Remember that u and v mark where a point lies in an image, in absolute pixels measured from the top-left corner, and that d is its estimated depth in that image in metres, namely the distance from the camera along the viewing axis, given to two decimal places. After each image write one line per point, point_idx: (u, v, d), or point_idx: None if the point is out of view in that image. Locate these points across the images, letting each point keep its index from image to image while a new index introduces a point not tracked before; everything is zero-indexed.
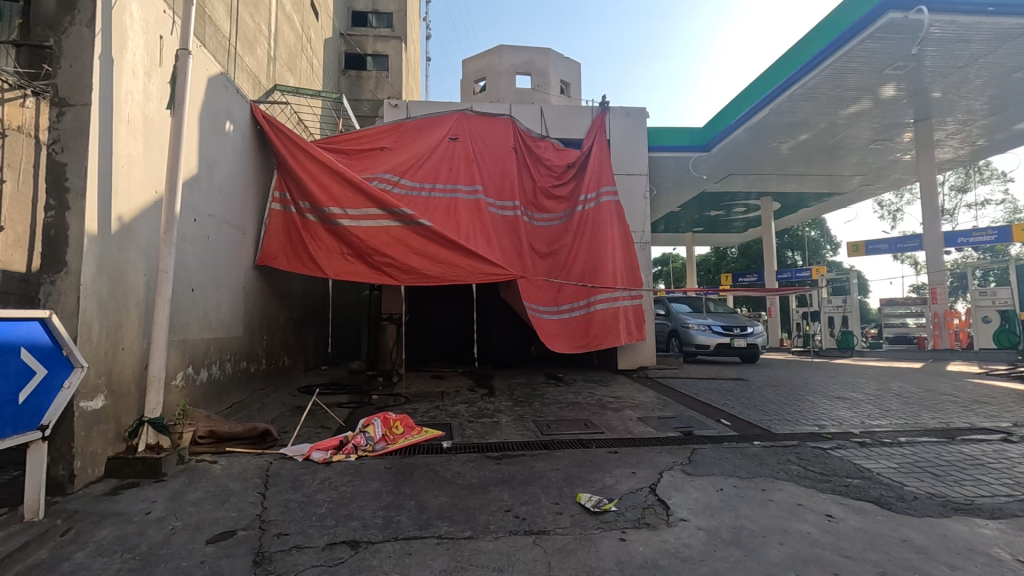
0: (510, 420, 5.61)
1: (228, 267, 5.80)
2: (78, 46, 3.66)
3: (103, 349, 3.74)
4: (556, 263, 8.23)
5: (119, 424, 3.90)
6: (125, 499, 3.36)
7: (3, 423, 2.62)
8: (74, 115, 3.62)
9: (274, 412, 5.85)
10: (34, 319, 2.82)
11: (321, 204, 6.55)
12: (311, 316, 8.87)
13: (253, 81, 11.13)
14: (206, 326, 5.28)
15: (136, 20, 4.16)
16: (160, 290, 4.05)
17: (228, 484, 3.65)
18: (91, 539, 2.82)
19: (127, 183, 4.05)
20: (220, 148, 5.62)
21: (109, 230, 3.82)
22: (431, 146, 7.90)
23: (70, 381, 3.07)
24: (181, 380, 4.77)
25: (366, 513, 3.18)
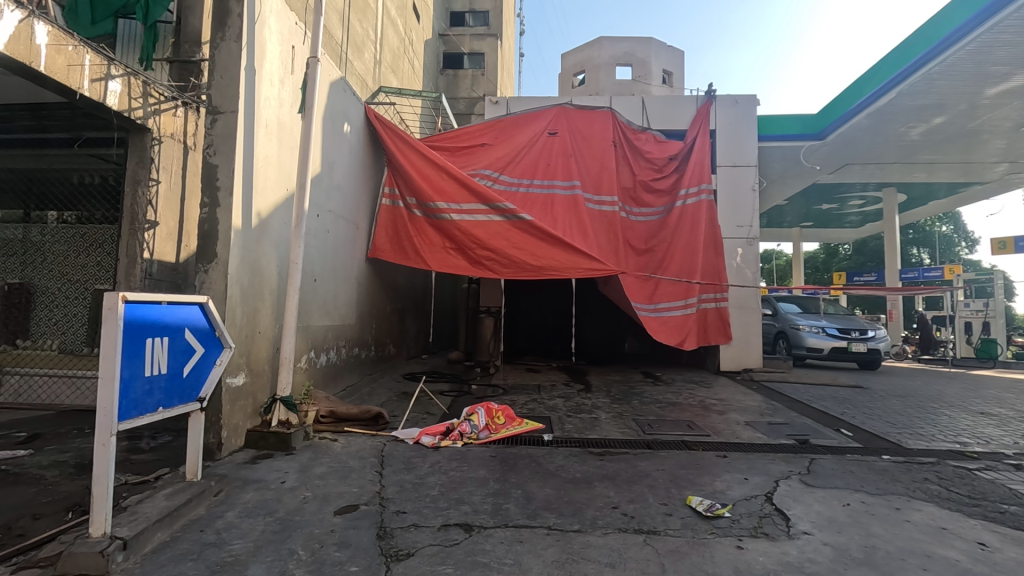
0: (609, 417, 5.56)
1: (344, 260, 6.22)
2: (228, 60, 4.08)
3: (244, 332, 4.15)
4: (654, 259, 8.01)
5: (255, 400, 4.32)
6: (262, 468, 3.73)
7: (172, 394, 2.99)
8: (224, 122, 4.04)
9: (384, 396, 6.21)
10: (195, 302, 3.21)
11: (427, 199, 6.80)
12: (414, 308, 9.27)
13: (361, 84, 11.82)
14: (325, 314, 5.71)
15: (273, 34, 4.56)
16: (291, 280, 4.42)
17: (348, 461, 3.94)
18: (237, 502, 3.16)
19: (264, 182, 4.45)
20: (339, 148, 6.03)
21: (250, 225, 4.23)
22: (529, 141, 7.99)
23: (221, 359, 3.46)
24: (304, 362, 5.18)
25: (476, 498, 3.29)
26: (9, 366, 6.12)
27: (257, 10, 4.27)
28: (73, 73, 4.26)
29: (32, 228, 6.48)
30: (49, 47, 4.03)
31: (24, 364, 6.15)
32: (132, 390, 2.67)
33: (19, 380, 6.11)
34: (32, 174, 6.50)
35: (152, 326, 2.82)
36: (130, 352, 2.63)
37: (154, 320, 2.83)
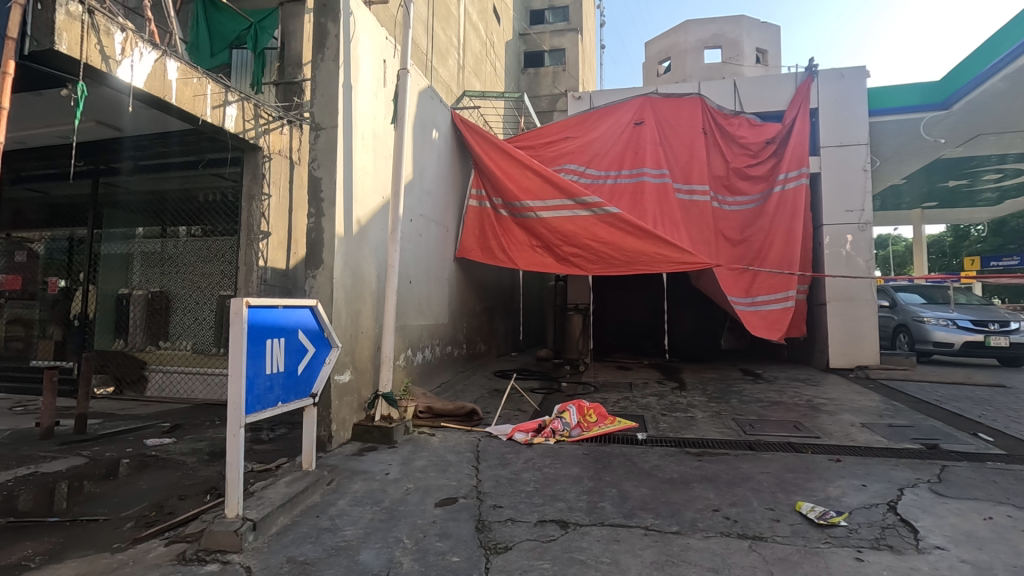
0: (706, 416, 5.35)
1: (436, 262, 6.46)
2: (328, 79, 4.39)
3: (348, 332, 4.44)
4: (750, 249, 7.59)
5: (359, 396, 4.62)
6: (367, 460, 3.97)
7: (289, 389, 3.27)
8: (326, 137, 4.35)
9: (476, 392, 6.39)
10: (305, 305, 3.48)
11: (513, 198, 6.88)
12: (502, 307, 9.45)
13: (446, 90, 12.18)
14: (420, 314, 5.97)
15: (367, 50, 4.83)
16: (389, 283, 4.67)
17: (446, 455, 4.09)
18: (348, 491, 3.40)
19: (363, 191, 4.73)
20: (429, 154, 6.27)
21: (351, 232, 4.51)
22: (615, 133, 7.87)
23: (330, 358, 3.73)
24: (402, 360, 5.45)
25: (571, 496, 3.30)
26: (154, 364, 7.08)
27: (351, 29, 4.55)
28: (198, 102, 4.96)
29: (168, 242, 7.35)
30: (178, 81, 4.78)
31: (165, 362, 7.07)
32: (257, 386, 2.95)
33: (162, 377, 7.03)
34: (167, 194, 7.34)
35: (271, 328, 3.10)
36: (254, 352, 2.91)
37: (273, 323, 3.11)
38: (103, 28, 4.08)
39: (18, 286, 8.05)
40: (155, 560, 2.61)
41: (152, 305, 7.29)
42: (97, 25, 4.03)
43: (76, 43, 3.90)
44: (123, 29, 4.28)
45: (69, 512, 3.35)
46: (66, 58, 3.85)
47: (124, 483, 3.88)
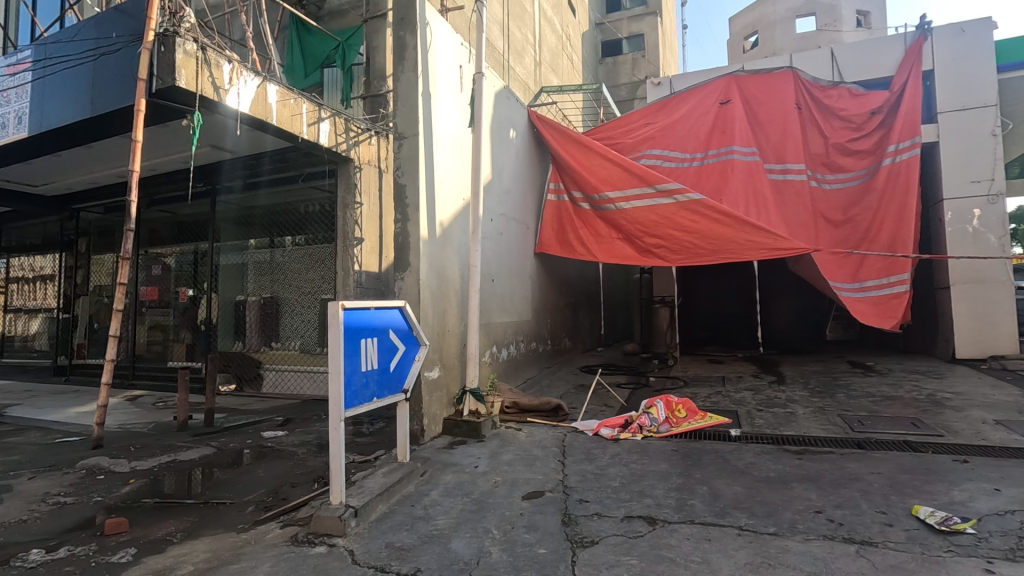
0: (808, 412, 5.01)
1: (517, 259, 6.56)
2: (409, 90, 4.60)
3: (435, 331, 4.63)
4: (856, 231, 6.96)
5: (448, 391, 4.80)
6: (458, 453, 4.13)
7: (383, 386, 3.48)
8: (409, 145, 4.57)
9: (562, 388, 6.42)
10: (395, 306, 3.68)
11: (592, 191, 6.80)
12: (586, 301, 9.40)
13: (524, 88, 12.27)
14: (504, 312, 6.09)
15: (443, 58, 4.99)
16: (472, 282, 4.81)
17: (532, 450, 4.17)
18: (439, 482, 3.56)
19: (444, 194, 4.90)
20: (507, 153, 6.35)
21: (434, 234, 4.70)
22: (699, 117, 7.55)
23: (419, 355, 3.92)
24: (488, 357, 5.60)
25: (659, 492, 3.24)
26: (268, 364, 7.84)
27: (428, 39, 4.72)
28: (296, 121, 5.43)
29: (276, 251, 8.03)
30: (278, 103, 5.27)
31: (277, 362, 7.80)
32: (354, 383, 3.16)
33: (275, 375, 7.77)
34: (273, 207, 8.02)
35: (365, 329, 3.31)
36: (351, 351, 3.13)
37: (366, 324, 3.33)
38: (213, 62, 4.69)
39: (155, 295, 9.15)
40: (273, 540, 2.90)
41: (265, 310, 8.03)
42: (207, 59, 4.65)
43: (192, 78, 4.54)
44: (230, 61, 4.84)
45: (202, 495, 3.79)
46: (184, 91, 4.51)
47: (246, 471, 4.32)
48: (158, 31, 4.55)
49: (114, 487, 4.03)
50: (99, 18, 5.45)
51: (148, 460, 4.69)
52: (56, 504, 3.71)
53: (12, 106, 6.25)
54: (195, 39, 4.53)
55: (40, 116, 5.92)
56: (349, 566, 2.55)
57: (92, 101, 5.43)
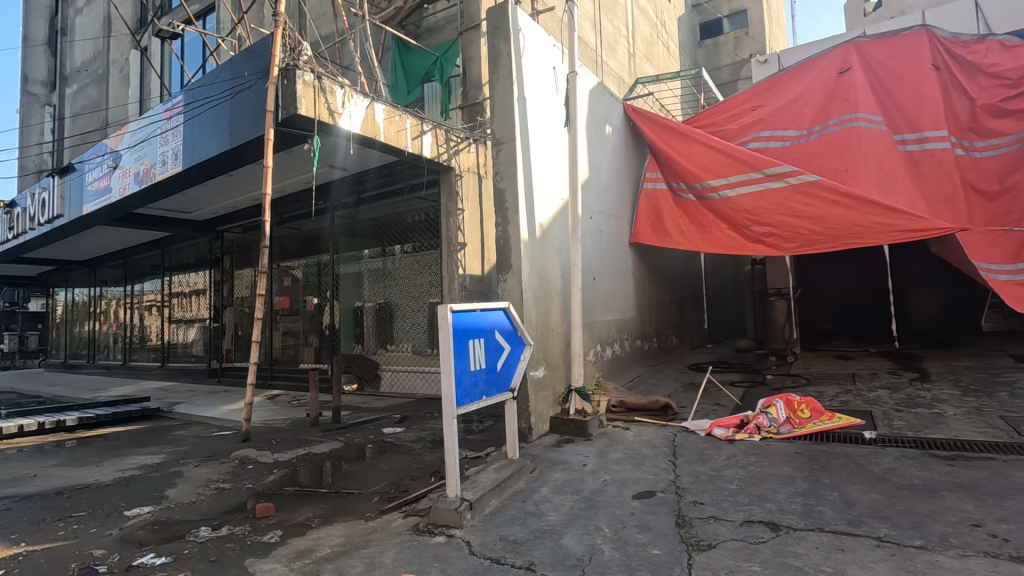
0: (959, 413, 4.44)
1: (618, 256, 6.46)
2: (504, 96, 4.72)
3: (539, 330, 4.70)
4: (1017, 203, 5.91)
5: (555, 390, 4.85)
6: (566, 451, 4.17)
7: (491, 385, 3.60)
8: (506, 150, 4.68)
9: (671, 386, 6.23)
10: (500, 308, 3.80)
11: (695, 180, 6.51)
12: (693, 297, 9.03)
13: (619, 82, 11.99)
14: (607, 310, 6.03)
15: (536, 61, 5.05)
16: (574, 281, 4.83)
17: (641, 449, 4.09)
18: (549, 479, 3.62)
19: (543, 196, 4.95)
20: (604, 150, 6.28)
21: (535, 235, 4.77)
22: (813, 93, 7.01)
23: (525, 355, 4.00)
24: (593, 356, 5.58)
25: (781, 497, 3.04)
26: (385, 364, 8.40)
27: (521, 45, 4.82)
28: (401, 136, 5.81)
29: (387, 259, 8.59)
30: (385, 120, 5.70)
31: (393, 362, 8.33)
32: (464, 382, 3.31)
33: (391, 375, 8.30)
34: (383, 218, 8.54)
35: (472, 330, 3.45)
36: (460, 352, 3.28)
37: (473, 325, 3.47)
38: (328, 89, 5.21)
39: (287, 304, 10.17)
40: (397, 529, 3.11)
41: (380, 314, 8.61)
42: (323, 87, 5.16)
43: (310, 105, 5.06)
44: (342, 86, 5.33)
45: (334, 485, 4.16)
46: (305, 118, 5.04)
47: (370, 464, 4.67)
48: (282, 66, 5.17)
49: (261, 475, 4.55)
50: (233, 61, 6.17)
51: (287, 452, 5.23)
52: (217, 489, 4.27)
53: (169, 145, 7.25)
54: (312, 70, 5.06)
55: (191, 152, 6.83)
56: (467, 556, 2.67)
57: (231, 135, 6.17)
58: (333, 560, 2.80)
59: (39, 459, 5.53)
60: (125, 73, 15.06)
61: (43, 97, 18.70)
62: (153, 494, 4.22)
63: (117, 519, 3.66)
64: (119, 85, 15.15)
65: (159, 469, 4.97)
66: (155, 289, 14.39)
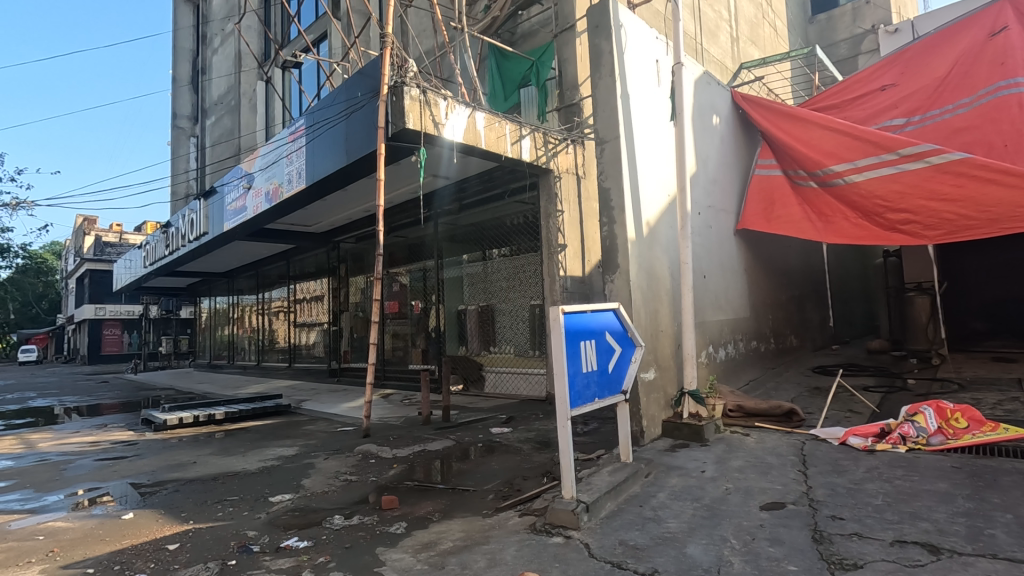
0: None
1: (729, 253, 6.14)
2: (607, 94, 4.66)
3: (649, 331, 4.57)
4: None
5: (666, 393, 4.70)
6: (681, 456, 4.01)
7: (603, 387, 3.56)
8: (610, 149, 4.62)
9: (793, 391, 5.79)
10: (610, 309, 3.75)
11: (815, 166, 6.00)
12: (814, 294, 8.35)
13: (722, 69, 11.35)
14: (719, 309, 5.74)
15: (639, 55, 4.96)
16: (685, 279, 4.66)
17: (765, 457, 3.85)
18: (666, 485, 3.51)
19: (649, 193, 4.82)
20: (711, 141, 5.99)
21: (642, 234, 4.66)
22: (958, 61, 6.22)
23: (636, 357, 3.92)
24: (705, 357, 5.33)
25: (939, 516, 2.71)
26: (489, 366, 8.61)
27: (623, 41, 4.74)
28: (500, 142, 5.98)
29: (487, 263, 8.78)
30: (485, 128, 5.88)
31: (496, 364, 8.51)
32: (577, 383, 3.30)
33: (495, 376, 8.48)
34: (484, 224, 8.79)
35: (584, 332, 3.43)
36: (572, 353, 3.27)
37: (584, 327, 3.45)
38: (432, 102, 5.45)
39: (396, 309, 10.75)
40: (515, 527, 3.17)
41: (483, 317, 8.83)
42: (428, 100, 5.42)
43: (417, 119, 5.34)
44: (445, 98, 5.55)
45: (450, 482, 4.33)
46: (412, 131, 5.33)
47: (482, 463, 4.81)
48: (391, 83, 5.47)
49: (383, 469, 4.85)
50: (347, 83, 6.64)
51: (404, 448, 5.52)
52: (345, 480, 4.61)
53: (294, 165, 7.96)
54: (418, 85, 5.33)
55: (313, 170, 7.45)
56: (587, 558, 2.66)
57: (347, 152, 6.65)
58: (456, 554, 2.90)
59: (197, 448, 6.30)
60: (253, 103, 16.77)
61: (189, 130, 21.55)
62: (291, 483, 4.64)
63: (264, 505, 4.07)
64: (249, 114, 16.91)
65: (294, 460, 5.46)
66: (282, 296, 15.85)
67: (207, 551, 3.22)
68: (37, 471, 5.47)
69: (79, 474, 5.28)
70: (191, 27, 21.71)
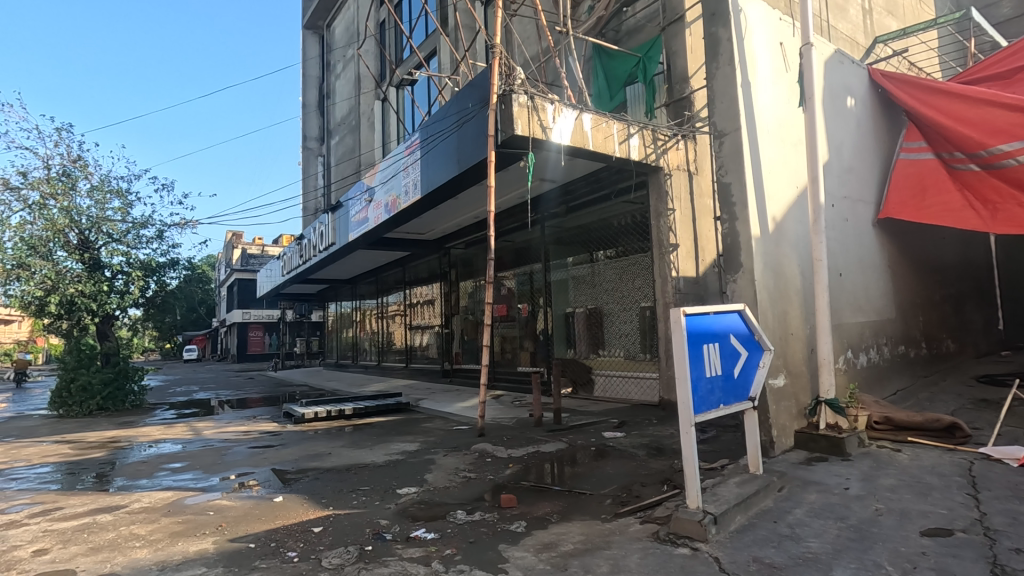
0: None
1: (870, 248, 5.56)
2: (726, 84, 4.44)
3: (778, 334, 4.26)
4: None
5: (798, 401, 4.35)
6: (819, 471, 3.69)
7: (729, 393, 3.37)
8: (731, 142, 4.38)
9: (952, 403, 5.09)
10: (734, 310, 3.55)
11: (977, 147, 5.24)
12: (975, 291, 7.29)
13: (852, 46, 10.23)
14: (858, 310, 5.22)
15: (761, 38, 4.65)
16: (819, 277, 4.28)
17: (923, 477, 3.42)
18: (803, 500, 3.24)
19: (775, 186, 4.51)
20: (846, 126, 5.47)
21: (768, 230, 4.36)
22: None
23: (764, 361, 3.67)
24: (843, 363, 4.86)
25: None
26: (598, 369, 8.51)
27: (743, 27, 4.49)
28: (609, 142, 5.91)
29: (595, 265, 8.67)
30: (593, 129, 5.83)
31: (606, 367, 8.38)
32: (700, 389, 3.15)
33: (604, 379, 8.35)
34: (590, 225, 8.70)
35: (706, 334, 3.27)
36: (695, 357, 3.13)
37: (707, 328, 3.28)
38: (540, 106, 5.51)
39: (504, 312, 10.97)
40: (637, 534, 3.10)
41: (591, 320, 8.74)
42: (536, 106, 5.48)
43: (525, 124, 5.43)
44: (552, 101, 5.59)
45: (566, 484, 4.34)
46: (521, 137, 5.43)
47: (597, 467, 4.76)
48: (499, 92, 5.62)
49: (499, 468, 4.97)
50: (458, 95, 6.91)
51: (519, 449, 5.63)
52: (465, 477, 4.79)
53: (410, 177, 8.44)
54: (525, 91, 5.42)
55: (428, 180, 7.85)
56: (718, 572, 2.53)
57: (459, 161, 6.92)
58: (578, 556, 2.90)
59: (330, 440, 6.89)
60: (371, 121, 18.05)
61: (317, 150, 23.70)
62: (416, 477, 4.91)
63: (393, 496, 4.35)
64: (368, 132, 18.23)
65: (416, 455, 5.78)
66: (398, 301, 16.86)
67: (346, 536, 3.50)
68: (204, 455, 6.29)
69: (237, 459, 6.00)
70: (318, 57, 23.91)
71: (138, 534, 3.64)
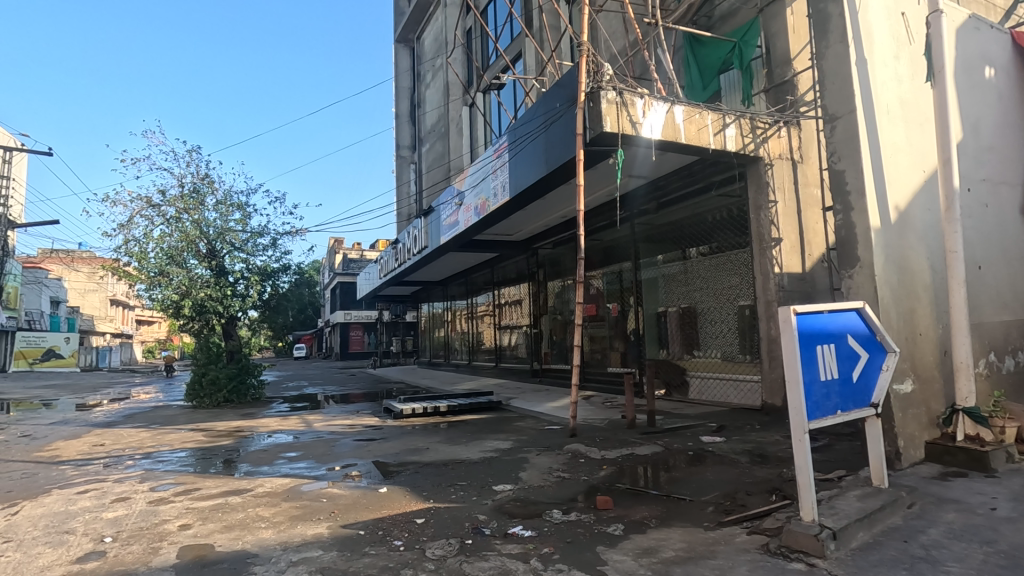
0: None
1: (1016, 236, 4.88)
2: (837, 63, 4.10)
3: (904, 334, 3.86)
4: None
5: (929, 409, 3.92)
6: (958, 488, 3.30)
7: (847, 398, 3.11)
8: (844, 125, 4.03)
9: None
10: (852, 308, 3.25)
11: None
12: None
13: (988, 8, 9.03)
14: (1002, 308, 4.61)
15: (879, 10, 4.25)
16: (953, 271, 3.84)
17: None
18: (939, 520, 2.91)
19: (898, 172, 4.09)
20: (984, 99, 4.85)
21: (890, 220, 3.96)
22: None
23: (887, 364, 3.34)
24: (984, 367, 4.32)
25: None
26: (693, 371, 8.17)
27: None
28: (703, 134, 5.68)
29: (688, 262, 8.34)
30: (685, 121, 5.62)
31: (701, 368, 8.03)
32: (814, 393, 2.93)
33: (700, 381, 8.00)
34: (682, 221, 8.38)
35: (820, 335, 3.03)
36: (808, 358, 2.92)
37: (821, 328, 3.04)
38: (629, 102, 5.40)
39: (593, 311, 10.85)
40: (744, 545, 2.94)
41: (685, 319, 8.42)
42: (625, 101, 5.38)
43: (615, 121, 5.34)
44: (642, 96, 5.45)
45: (664, 489, 4.20)
46: (610, 134, 5.34)
47: (696, 472, 4.57)
48: (587, 90, 5.56)
49: (593, 470, 4.93)
50: (544, 96, 6.94)
51: (612, 450, 5.54)
52: (559, 477, 4.80)
53: (499, 180, 8.59)
54: (614, 87, 5.33)
55: (516, 182, 7.94)
56: None
57: (547, 161, 6.94)
58: (681, 564, 2.80)
59: (427, 436, 7.17)
60: (459, 127, 18.58)
61: (409, 157, 24.77)
62: (511, 474, 4.99)
63: (489, 492, 4.45)
64: (456, 138, 18.77)
65: (509, 453, 5.86)
66: (487, 301, 17.21)
67: (447, 528, 3.62)
68: (315, 445, 6.79)
69: (344, 451, 6.41)
70: (409, 69, 24.99)
71: (263, 515, 4.01)
